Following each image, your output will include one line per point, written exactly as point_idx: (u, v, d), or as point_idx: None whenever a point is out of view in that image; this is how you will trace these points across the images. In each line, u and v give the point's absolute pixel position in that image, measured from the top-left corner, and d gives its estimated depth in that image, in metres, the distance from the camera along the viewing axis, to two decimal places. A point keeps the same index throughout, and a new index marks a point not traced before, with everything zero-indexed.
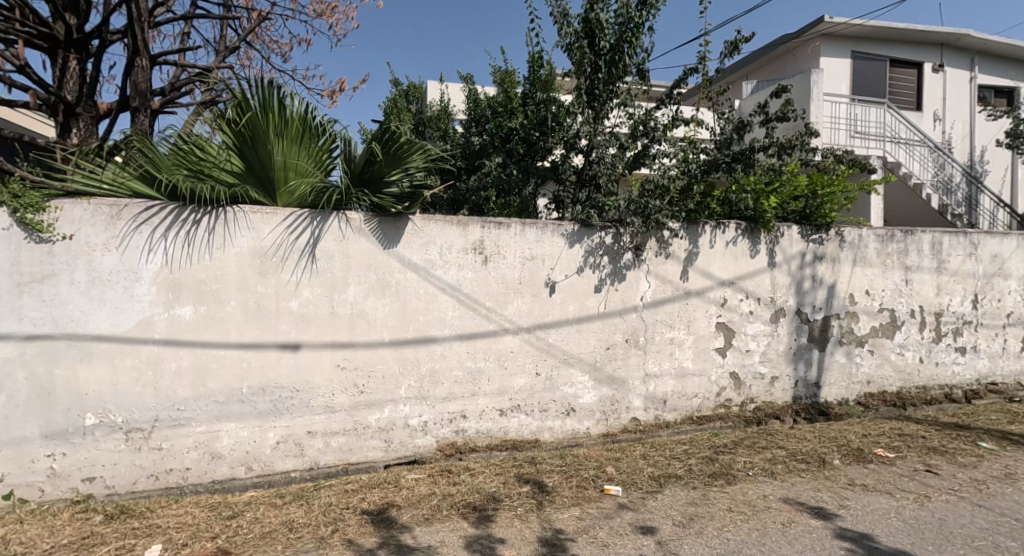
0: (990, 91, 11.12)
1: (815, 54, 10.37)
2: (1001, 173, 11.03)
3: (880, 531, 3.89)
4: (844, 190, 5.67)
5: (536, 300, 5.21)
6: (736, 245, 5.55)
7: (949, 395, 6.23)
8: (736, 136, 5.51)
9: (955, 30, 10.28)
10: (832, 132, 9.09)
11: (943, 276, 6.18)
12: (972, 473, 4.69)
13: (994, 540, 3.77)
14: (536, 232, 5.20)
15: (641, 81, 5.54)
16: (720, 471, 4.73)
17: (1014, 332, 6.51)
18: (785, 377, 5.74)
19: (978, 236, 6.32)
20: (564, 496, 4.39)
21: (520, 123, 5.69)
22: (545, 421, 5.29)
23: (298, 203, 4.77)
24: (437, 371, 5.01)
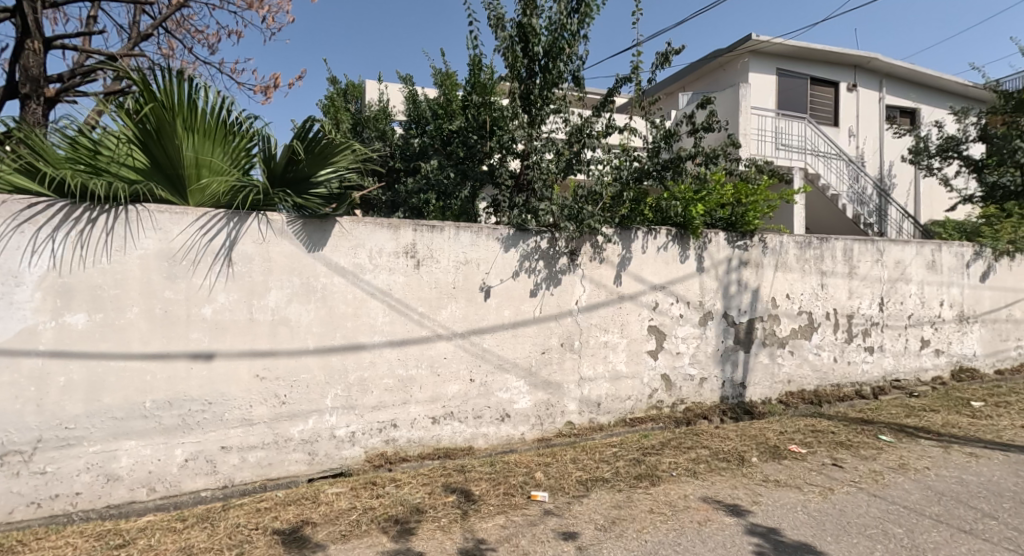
0: (897, 111, 12.28)
1: (744, 69, 10.93)
2: (906, 187, 12.16)
3: (786, 525, 4.08)
4: (766, 199, 5.98)
5: (470, 305, 5.13)
6: (667, 250, 5.73)
7: (859, 392, 6.71)
8: (665, 145, 5.69)
9: (867, 54, 11.23)
10: (759, 144, 9.67)
11: (854, 280, 6.66)
12: (871, 465, 5.04)
13: (884, 528, 4.04)
14: (471, 236, 5.12)
15: (575, 87, 5.62)
16: (645, 473, 4.82)
17: (915, 332, 7.12)
18: (712, 379, 5.96)
19: (884, 244, 6.89)
20: (490, 504, 4.31)
21: (457, 126, 5.59)
22: (479, 427, 5.20)
23: (211, 203, 4.47)
24: (367, 379, 4.80)
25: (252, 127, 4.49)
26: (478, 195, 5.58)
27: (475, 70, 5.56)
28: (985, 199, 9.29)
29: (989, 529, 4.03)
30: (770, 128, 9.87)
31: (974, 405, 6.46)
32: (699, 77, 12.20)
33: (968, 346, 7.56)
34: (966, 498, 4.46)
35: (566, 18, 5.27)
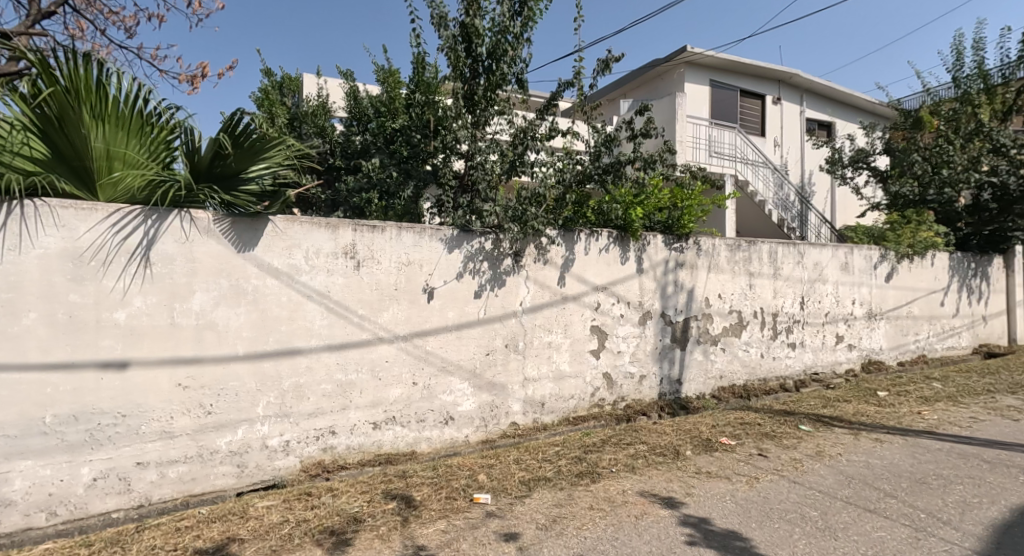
0: (814, 124, 13.29)
1: (681, 80, 11.41)
2: (824, 195, 13.10)
3: (716, 514, 4.27)
4: (700, 203, 6.34)
5: (413, 307, 5.03)
6: (609, 252, 5.90)
7: (782, 385, 7.20)
8: (605, 149, 5.92)
9: (789, 70, 12.06)
10: (694, 151, 10.22)
11: (779, 281, 7.15)
12: (792, 454, 5.40)
13: (801, 512, 4.31)
14: (413, 237, 5.02)
15: (519, 89, 5.67)
16: (585, 470, 4.90)
17: (831, 329, 7.74)
18: (651, 376, 6.20)
19: (804, 247, 7.43)
20: (431, 509, 4.20)
21: (401, 124, 5.59)
22: (423, 431, 5.10)
23: (125, 198, 4.16)
24: (302, 385, 4.59)
25: (172, 117, 4.22)
26: (421, 195, 5.55)
27: (419, 68, 5.41)
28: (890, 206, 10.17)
29: (891, 507, 4.39)
30: (704, 137, 10.42)
31: (881, 395, 7.08)
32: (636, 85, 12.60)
33: (875, 340, 8.31)
34: (872, 480, 4.85)
35: (510, 21, 5.29)
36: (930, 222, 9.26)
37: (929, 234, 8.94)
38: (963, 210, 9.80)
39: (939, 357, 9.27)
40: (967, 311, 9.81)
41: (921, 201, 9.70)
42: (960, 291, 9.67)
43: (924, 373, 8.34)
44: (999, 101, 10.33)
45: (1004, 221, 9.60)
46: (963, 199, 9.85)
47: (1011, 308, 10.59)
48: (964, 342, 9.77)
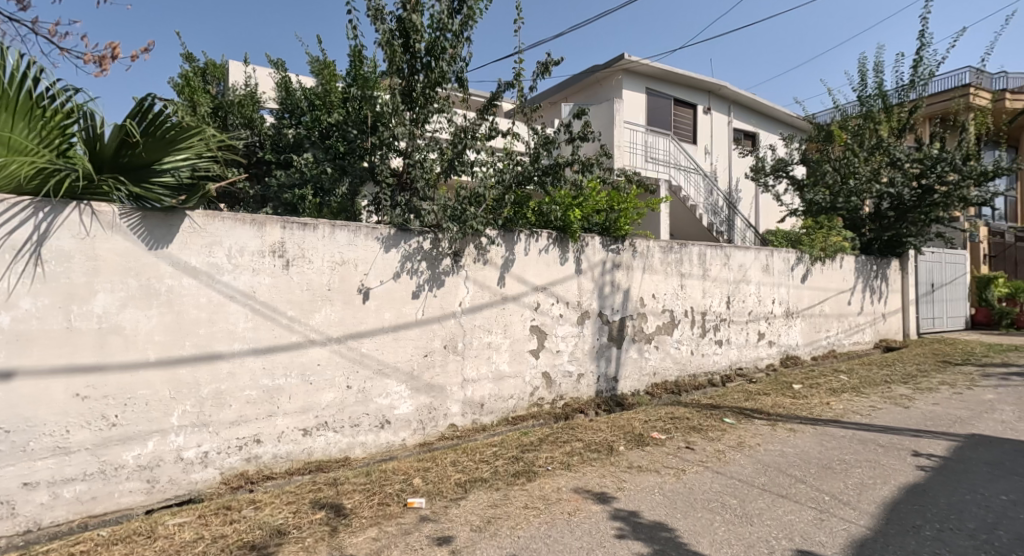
0: (741, 134, 14.06)
1: (618, 85, 11.69)
2: (749, 201, 13.84)
3: (644, 507, 4.38)
4: (635, 207, 6.67)
5: (347, 308, 4.74)
6: (548, 253, 6.02)
7: (710, 380, 7.55)
8: (543, 151, 5.97)
9: (718, 81, 12.64)
10: (631, 156, 10.52)
11: (707, 281, 7.53)
12: (716, 446, 5.64)
13: (721, 500, 4.52)
14: (348, 235, 4.75)
15: (459, 88, 5.65)
16: (522, 469, 4.88)
17: (754, 327, 8.21)
18: (589, 374, 6.37)
19: (730, 250, 7.84)
20: (363, 517, 3.99)
21: (336, 119, 5.42)
22: (357, 436, 4.79)
23: (12, 188, 3.65)
24: (224, 391, 4.20)
25: (68, 101, 3.80)
26: (359, 192, 5.34)
27: (356, 62, 5.30)
28: (805, 211, 10.88)
29: (801, 492, 4.66)
30: (641, 142, 10.78)
31: (796, 388, 7.55)
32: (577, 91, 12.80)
33: (793, 336, 8.86)
34: (786, 468, 5.14)
35: (449, 19, 5.25)
36: (839, 228, 10.25)
37: (838, 238, 9.75)
38: (866, 217, 10.79)
39: (846, 351, 10.00)
40: (870, 309, 10.63)
41: (832, 208, 10.36)
42: (864, 292, 10.47)
43: (833, 366, 9.00)
44: (896, 120, 11.24)
45: (901, 227, 10.58)
46: (866, 208, 10.87)
47: (904, 308, 11.58)
48: (867, 338, 10.61)
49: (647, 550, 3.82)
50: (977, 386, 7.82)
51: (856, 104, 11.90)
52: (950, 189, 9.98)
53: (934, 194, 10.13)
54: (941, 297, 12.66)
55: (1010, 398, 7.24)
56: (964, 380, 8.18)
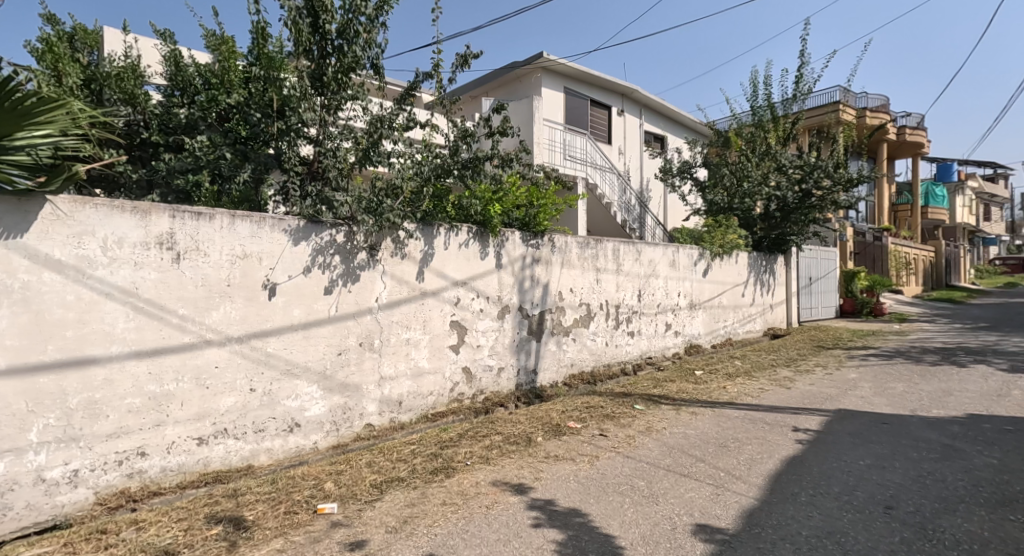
0: (651, 137, 14.58)
1: (537, 84, 11.68)
2: (659, 200, 14.33)
3: (560, 495, 4.38)
4: (553, 203, 6.78)
5: (250, 305, 4.43)
6: (468, 247, 5.94)
7: (623, 369, 7.76)
8: (463, 144, 5.89)
9: (630, 85, 12.96)
10: (550, 153, 10.54)
11: (621, 276, 7.74)
12: (627, 431, 5.72)
13: (631, 483, 4.59)
14: (251, 226, 4.43)
15: (374, 75, 5.43)
16: (440, 466, 4.75)
17: (662, 318, 8.52)
18: (509, 368, 6.34)
19: (641, 245, 8.10)
20: (266, 528, 3.74)
21: (237, 100, 4.84)
22: (262, 442, 4.49)
23: None
24: (98, 401, 3.80)
25: None
26: (264, 179, 4.91)
27: (259, 39, 4.86)
28: (706, 211, 11.52)
29: (701, 470, 4.82)
30: (559, 141, 10.81)
31: (698, 374, 7.89)
32: (497, 86, 12.65)
33: (695, 327, 9.26)
34: (687, 448, 5.31)
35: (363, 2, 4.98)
36: (734, 225, 10.56)
37: (735, 237, 10.11)
38: (757, 217, 11.27)
39: (740, 339, 10.54)
40: (759, 300, 11.26)
41: (728, 208, 11.11)
42: (755, 286, 11.06)
43: (729, 353, 9.49)
44: (781, 130, 12.02)
45: (785, 227, 11.29)
46: (756, 208, 11.35)
47: (788, 298, 12.36)
48: (756, 327, 11.19)
49: (562, 537, 3.82)
50: (843, 367, 8.53)
51: (749, 114, 12.59)
52: (825, 193, 10.74)
53: (812, 197, 10.85)
54: (819, 289, 13.68)
55: (869, 376, 7.94)
56: (834, 361, 8.92)
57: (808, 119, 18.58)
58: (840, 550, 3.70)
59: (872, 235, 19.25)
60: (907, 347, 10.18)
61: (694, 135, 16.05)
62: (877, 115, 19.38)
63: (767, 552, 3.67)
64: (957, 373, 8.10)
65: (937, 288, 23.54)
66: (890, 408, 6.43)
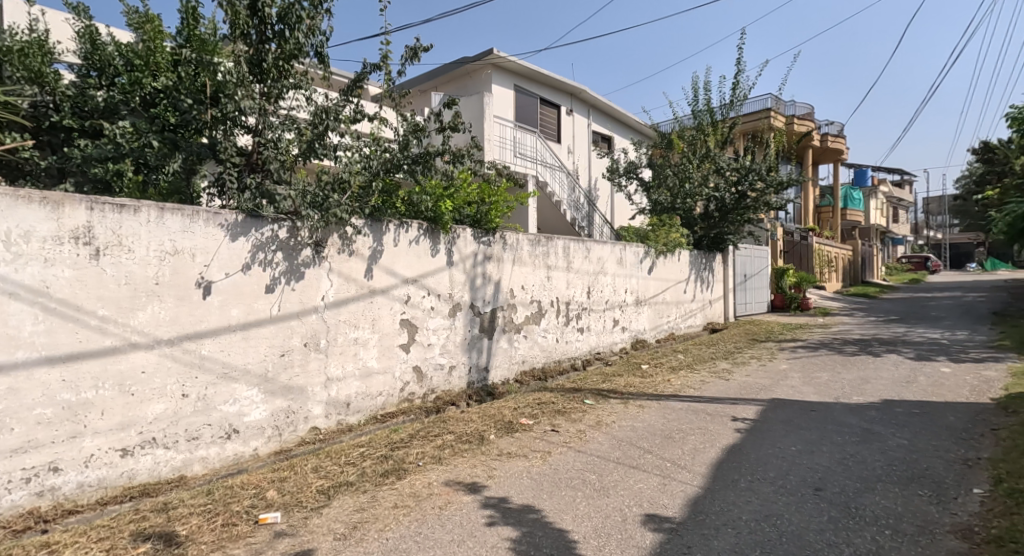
0: (598, 137, 14.71)
1: (487, 80, 11.56)
2: (607, 199, 14.46)
3: (514, 492, 4.30)
4: (505, 201, 6.68)
5: (181, 305, 4.16)
6: (419, 244, 5.80)
7: (572, 365, 7.77)
8: (413, 139, 5.76)
9: (579, 85, 13.01)
10: (500, 150, 10.47)
11: (570, 273, 7.74)
12: (578, 426, 5.69)
13: (582, 477, 4.56)
14: (182, 220, 4.16)
15: (319, 64, 5.18)
16: (391, 468, 4.60)
17: (610, 315, 8.58)
18: (460, 366, 6.22)
19: (590, 243, 8.15)
20: (203, 542, 3.53)
21: (165, 84, 4.48)
22: (196, 450, 4.24)
23: None
24: (3, 411, 3.48)
25: None
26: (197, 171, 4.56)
27: (190, 21, 4.54)
28: (650, 211, 11.69)
29: (648, 461, 4.84)
30: (510, 137, 10.77)
31: (644, 368, 7.98)
32: (447, 81, 12.41)
33: (641, 322, 9.37)
34: (636, 441, 5.32)
35: None
36: (678, 225, 10.87)
37: (677, 235, 10.32)
38: (698, 218, 11.55)
39: (682, 333, 10.74)
40: (700, 296, 11.51)
41: (671, 208, 11.33)
42: (695, 282, 11.29)
43: (672, 347, 9.65)
44: (718, 134, 12.08)
45: (723, 226, 11.65)
46: (697, 209, 11.63)
47: (725, 294, 12.71)
48: (697, 322, 11.44)
49: (517, 535, 3.75)
50: (775, 358, 8.82)
51: (689, 117, 12.81)
52: (758, 195, 11.22)
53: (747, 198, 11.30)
54: (754, 285, 14.13)
55: (798, 366, 8.24)
56: (768, 353, 9.22)
57: (744, 123, 19.11)
58: (776, 531, 3.79)
59: (799, 235, 20.11)
60: (829, 338, 10.64)
61: (639, 136, 16.30)
62: (806, 121, 20.21)
63: (714, 539, 3.71)
64: (873, 361, 8.54)
65: (857, 284, 24.84)
66: (815, 397, 6.65)
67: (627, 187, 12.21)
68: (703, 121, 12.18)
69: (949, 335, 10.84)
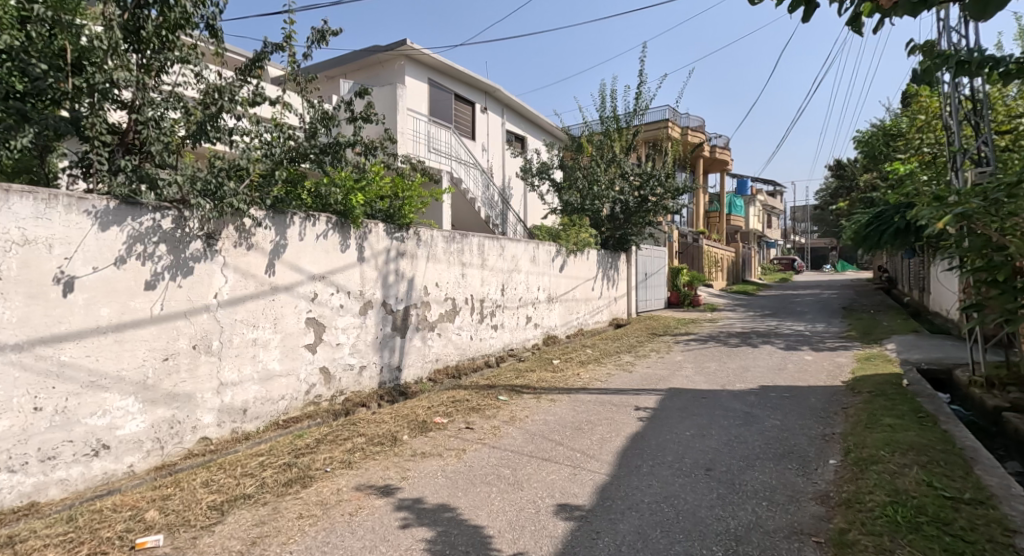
0: (512, 136, 14.67)
1: (400, 71, 11.18)
2: (521, 198, 14.45)
3: (429, 492, 4.09)
4: (419, 196, 6.45)
5: (36, 303, 3.63)
6: (326, 239, 5.44)
7: (486, 362, 7.62)
8: (322, 127, 5.43)
9: (494, 83, 12.89)
10: (414, 144, 10.14)
11: (485, 270, 7.61)
12: (493, 422, 5.54)
13: (497, 472, 4.42)
14: (36, 205, 3.62)
15: (210, 38, 4.73)
16: (296, 476, 4.24)
17: (523, 312, 8.52)
18: (371, 366, 5.91)
19: (505, 241, 8.04)
20: None
21: (11, 44, 3.68)
22: (53, 472, 3.70)
23: None
24: None
25: None
26: (54, 148, 3.95)
27: None
28: (561, 211, 11.72)
29: (560, 453, 4.78)
30: (423, 132, 10.49)
31: (555, 363, 7.98)
32: (358, 69, 11.87)
33: (553, 318, 9.39)
34: (548, 434, 5.25)
35: None
36: (587, 225, 11.05)
37: (587, 235, 10.47)
38: (605, 218, 11.84)
39: (590, 329, 10.87)
40: (606, 293, 11.73)
41: (581, 209, 11.44)
42: (602, 280, 11.50)
43: (581, 342, 9.74)
44: (623, 140, 12.29)
45: (628, 228, 12.07)
46: (604, 210, 11.93)
47: (629, 292, 13.05)
48: (603, 318, 11.62)
49: (432, 535, 3.56)
50: (673, 350, 9.12)
51: (596, 121, 13.05)
52: (658, 199, 11.65)
53: (648, 202, 11.75)
54: (653, 282, 14.63)
55: (692, 357, 8.57)
56: (667, 346, 9.51)
57: (646, 132, 19.77)
58: (674, 512, 3.82)
59: (691, 236, 21.04)
60: (716, 332, 11.18)
61: (551, 138, 16.45)
62: (698, 133, 21.27)
63: (620, 523, 3.69)
64: (752, 351, 9.05)
65: (740, 282, 26.51)
66: (705, 385, 6.90)
67: (540, 187, 12.20)
68: (609, 128, 12.37)
69: (811, 327, 11.77)
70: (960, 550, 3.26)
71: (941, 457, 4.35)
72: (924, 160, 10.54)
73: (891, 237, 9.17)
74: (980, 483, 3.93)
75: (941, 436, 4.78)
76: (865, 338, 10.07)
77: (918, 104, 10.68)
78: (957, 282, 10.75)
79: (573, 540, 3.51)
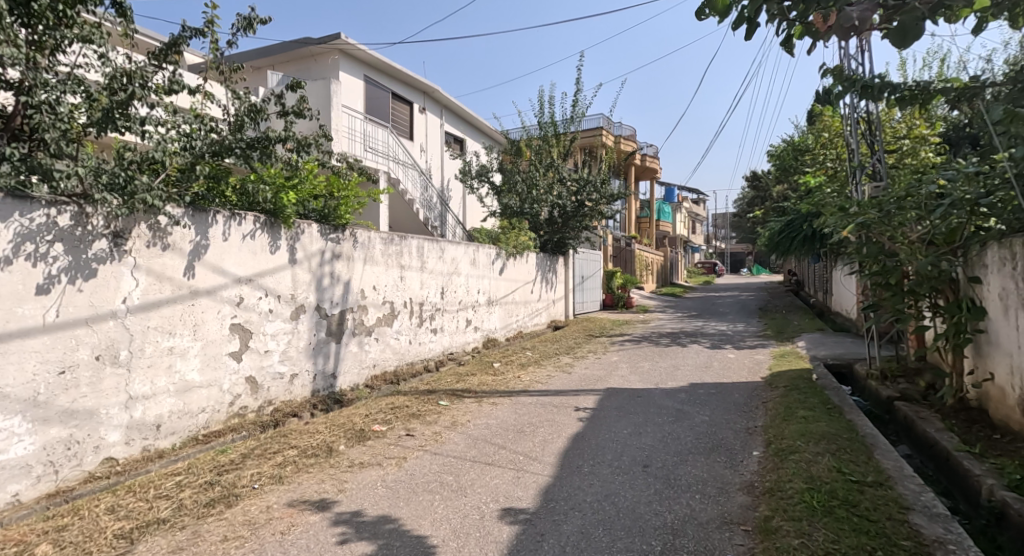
0: (449, 138, 14.39)
1: (334, 66, 10.74)
2: (459, 199, 14.21)
3: (368, 504, 3.82)
4: (355, 196, 6.14)
5: None
6: (254, 239, 5.07)
7: (426, 366, 7.35)
8: (249, 119, 5.04)
9: (432, 84, 12.63)
10: (349, 143, 9.75)
11: (424, 273, 7.35)
12: (434, 428, 5.31)
13: (440, 480, 4.19)
14: None
15: (118, 17, 4.31)
16: (219, 495, 3.87)
17: (463, 315, 8.31)
18: (304, 373, 5.56)
19: (444, 243, 7.81)
20: None
21: None
22: None
23: None
24: None
25: None
26: None
27: None
28: (500, 214, 11.57)
29: (503, 457, 4.60)
30: (360, 130, 10.10)
31: (495, 366, 7.81)
32: (289, 60, 11.31)
33: (493, 321, 9.22)
34: (491, 437, 5.06)
35: None
36: (526, 229, 10.99)
37: (526, 238, 10.39)
38: (543, 222, 11.81)
39: (530, 331, 10.77)
40: (545, 296, 11.68)
41: (520, 213, 11.32)
42: (541, 282, 11.44)
43: (520, 344, 9.64)
44: (560, 146, 12.18)
45: (566, 231, 12.08)
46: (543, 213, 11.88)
47: (567, 294, 13.05)
48: (542, 320, 11.56)
49: (372, 549, 3.31)
50: (609, 351, 9.14)
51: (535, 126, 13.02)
52: (594, 204, 11.69)
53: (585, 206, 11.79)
54: (590, 285, 14.72)
55: (627, 357, 8.59)
56: (602, 347, 9.52)
57: (582, 138, 19.92)
58: (615, 510, 3.71)
59: (625, 240, 21.40)
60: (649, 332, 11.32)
61: (491, 142, 16.31)
62: (630, 141, 21.64)
63: (564, 524, 3.55)
64: (683, 351, 9.13)
65: (670, 285, 27.24)
66: (640, 383, 6.89)
67: (479, 189, 12.01)
68: (547, 133, 12.30)
69: (732, 326, 12.14)
70: (866, 529, 3.28)
71: (846, 444, 4.44)
72: (829, 173, 11.04)
73: (800, 243, 10.15)
74: (879, 466, 4.03)
75: (847, 424, 4.91)
76: (780, 336, 10.44)
77: (823, 122, 11.18)
78: (854, 286, 11.42)
79: (518, 545, 3.34)
